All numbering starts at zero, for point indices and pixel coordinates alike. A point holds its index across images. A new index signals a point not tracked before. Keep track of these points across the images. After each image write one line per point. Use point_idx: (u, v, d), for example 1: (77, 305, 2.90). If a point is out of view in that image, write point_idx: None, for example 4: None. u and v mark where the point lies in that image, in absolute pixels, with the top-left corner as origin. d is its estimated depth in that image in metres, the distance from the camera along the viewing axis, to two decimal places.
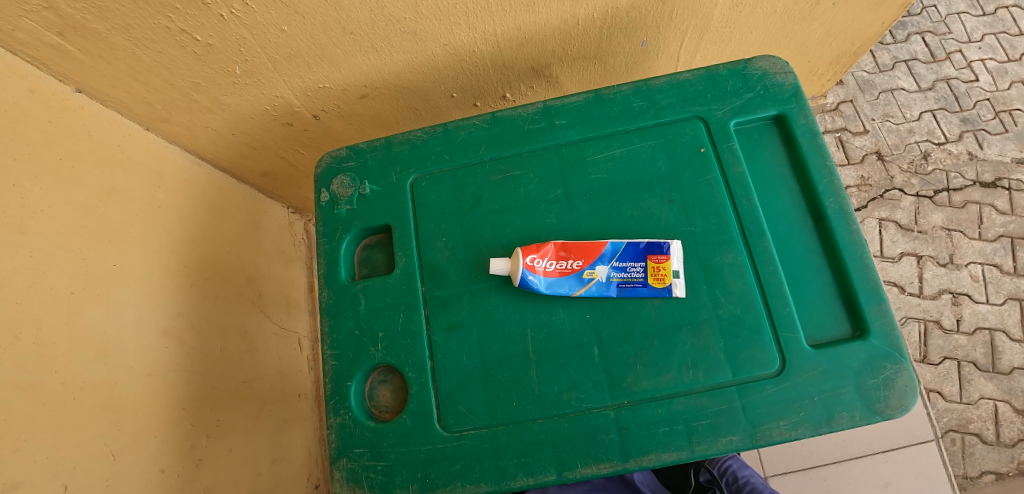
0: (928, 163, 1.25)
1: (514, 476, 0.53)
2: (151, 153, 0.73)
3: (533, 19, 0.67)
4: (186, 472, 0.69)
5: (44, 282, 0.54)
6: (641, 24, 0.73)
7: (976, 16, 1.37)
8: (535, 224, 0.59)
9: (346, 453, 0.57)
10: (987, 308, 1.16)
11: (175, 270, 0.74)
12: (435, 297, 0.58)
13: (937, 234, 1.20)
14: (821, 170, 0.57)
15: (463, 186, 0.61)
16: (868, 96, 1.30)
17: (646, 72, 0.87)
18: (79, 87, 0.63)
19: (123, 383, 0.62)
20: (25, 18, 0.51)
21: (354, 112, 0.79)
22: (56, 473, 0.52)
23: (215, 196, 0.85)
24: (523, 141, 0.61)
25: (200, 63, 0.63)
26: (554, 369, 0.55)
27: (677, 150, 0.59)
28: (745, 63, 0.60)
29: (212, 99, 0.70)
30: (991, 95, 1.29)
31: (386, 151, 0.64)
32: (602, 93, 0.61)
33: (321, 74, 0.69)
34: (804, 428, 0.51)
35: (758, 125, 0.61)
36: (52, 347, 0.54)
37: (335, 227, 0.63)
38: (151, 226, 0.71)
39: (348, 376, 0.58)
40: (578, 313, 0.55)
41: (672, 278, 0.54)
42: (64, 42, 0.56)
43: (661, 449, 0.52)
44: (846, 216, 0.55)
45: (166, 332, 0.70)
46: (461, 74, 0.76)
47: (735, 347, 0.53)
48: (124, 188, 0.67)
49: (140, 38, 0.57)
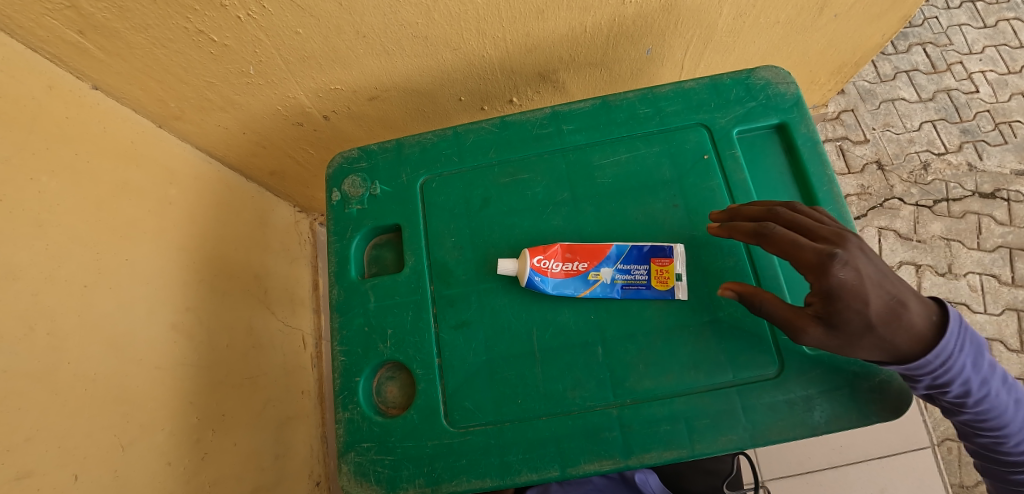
0: (927, 173, 1.26)
1: (518, 471, 0.54)
2: (164, 150, 0.75)
3: (542, 26, 0.69)
4: (191, 466, 0.70)
5: (59, 274, 0.55)
6: (647, 32, 0.75)
7: (977, 29, 1.39)
8: (543, 226, 0.60)
9: (354, 446, 0.58)
10: (985, 318, 1.18)
11: (184, 265, 0.75)
12: (444, 296, 0.60)
13: (935, 243, 1.22)
14: (821, 179, 0.58)
15: (471, 188, 0.63)
16: (869, 105, 1.32)
17: (651, 80, 0.88)
18: (96, 85, 0.65)
19: (134, 376, 0.63)
20: (47, 16, 0.53)
21: (364, 113, 0.81)
22: (67, 462, 0.53)
23: (224, 193, 0.86)
24: (531, 145, 0.63)
25: (215, 63, 0.64)
26: (559, 367, 0.56)
27: (682, 157, 0.60)
28: (748, 73, 0.62)
29: (225, 99, 0.71)
30: (991, 106, 1.31)
31: (397, 152, 0.65)
32: (609, 99, 0.62)
33: (332, 76, 0.70)
34: (802, 428, 0.52)
35: (760, 133, 0.62)
36: (66, 338, 0.55)
37: (346, 226, 0.64)
38: (163, 222, 0.72)
39: (358, 371, 0.60)
40: (583, 313, 0.56)
41: (675, 281, 0.55)
42: (84, 40, 0.58)
43: (662, 447, 0.53)
44: (845, 224, 0.56)
45: (175, 327, 0.71)
46: (470, 78, 0.77)
47: (736, 349, 0.54)
48: (138, 184, 0.69)
49: (158, 37, 0.59)
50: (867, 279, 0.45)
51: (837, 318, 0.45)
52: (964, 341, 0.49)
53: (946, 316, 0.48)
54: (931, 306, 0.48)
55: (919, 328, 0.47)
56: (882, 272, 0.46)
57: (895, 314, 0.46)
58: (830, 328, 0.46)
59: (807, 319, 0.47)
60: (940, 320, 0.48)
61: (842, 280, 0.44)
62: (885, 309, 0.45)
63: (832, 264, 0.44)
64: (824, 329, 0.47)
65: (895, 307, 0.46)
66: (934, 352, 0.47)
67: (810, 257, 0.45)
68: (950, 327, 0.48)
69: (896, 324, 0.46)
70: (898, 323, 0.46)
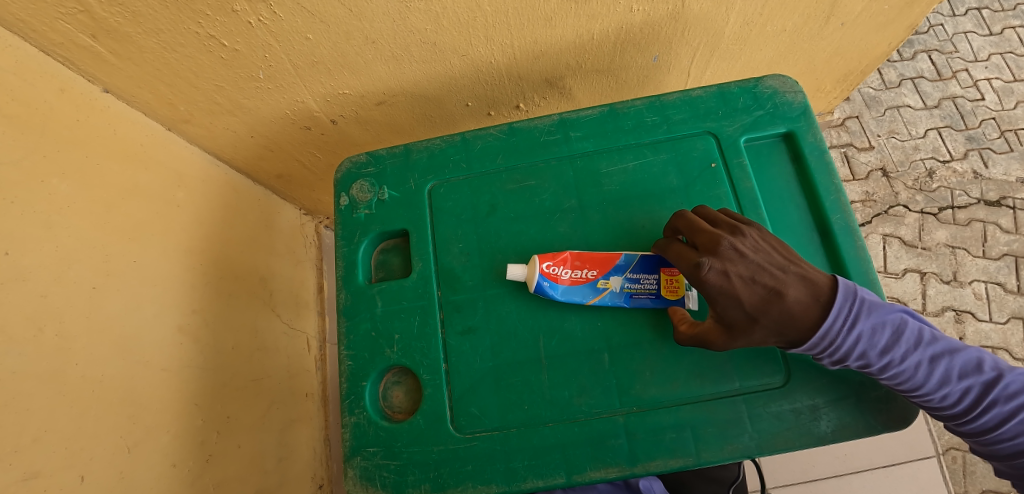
0: (933, 180, 1.26)
1: (524, 478, 0.54)
2: (173, 153, 0.75)
3: (550, 33, 0.69)
4: (196, 467, 0.70)
5: (68, 276, 0.56)
6: (654, 40, 0.75)
7: (982, 36, 1.38)
8: (550, 232, 0.60)
9: (360, 451, 0.58)
10: (990, 326, 1.17)
11: (191, 268, 0.75)
12: (450, 301, 0.60)
13: (940, 251, 1.21)
14: (828, 188, 0.58)
15: (479, 194, 0.63)
16: (874, 112, 1.32)
17: (658, 87, 0.88)
18: (107, 88, 0.65)
19: (140, 378, 0.63)
20: (60, 20, 0.54)
21: (372, 118, 0.81)
22: (73, 463, 0.53)
23: (231, 196, 0.87)
24: (539, 152, 0.63)
25: (225, 67, 0.65)
26: (565, 374, 0.56)
27: (689, 165, 0.60)
28: (756, 81, 0.62)
29: (234, 103, 0.72)
30: (996, 114, 1.31)
31: (404, 158, 0.65)
32: (616, 107, 0.63)
33: (341, 81, 0.71)
34: (808, 438, 0.52)
35: (767, 142, 0.62)
36: (74, 340, 0.55)
37: (353, 231, 0.65)
38: (170, 224, 0.73)
39: (364, 376, 0.60)
40: (589, 320, 0.57)
41: (684, 291, 0.55)
42: (96, 44, 0.58)
43: (668, 455, 0.53)
44: (852, 233, 0.57)
45: (181, 329, 0.72)
46: (477, 83, 0.78)
47: (742, 358, 0.54)
48: (147, 186, 0.69)
49: (170, 42, 0.59)
50: (738, 277, 0.49)
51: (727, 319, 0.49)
52: (862, 316, 0.49)
53: (834, 296, 0.49)
54: (818, 288, 0.50)
55: (803, 315, 0.49)
56: (757, 266, 0.49)
57: (773, 302, 0.48)
58: (729, 331, 0.50)
59: (709, 329, 0.50)
60: (826, 302, 0.49)
61: (714, 282, 0.49)
62: (761, 299, 0.48)
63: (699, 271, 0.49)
64: (725, 332, 0.50)
65: (775, 300, 0.48)
66: (818, 334, 0.48)
67: (685, 265, 0.50)
68: (835, 305, 0.49)
69: (776, 313, 0.48)
70: (778, 311, 0.48)
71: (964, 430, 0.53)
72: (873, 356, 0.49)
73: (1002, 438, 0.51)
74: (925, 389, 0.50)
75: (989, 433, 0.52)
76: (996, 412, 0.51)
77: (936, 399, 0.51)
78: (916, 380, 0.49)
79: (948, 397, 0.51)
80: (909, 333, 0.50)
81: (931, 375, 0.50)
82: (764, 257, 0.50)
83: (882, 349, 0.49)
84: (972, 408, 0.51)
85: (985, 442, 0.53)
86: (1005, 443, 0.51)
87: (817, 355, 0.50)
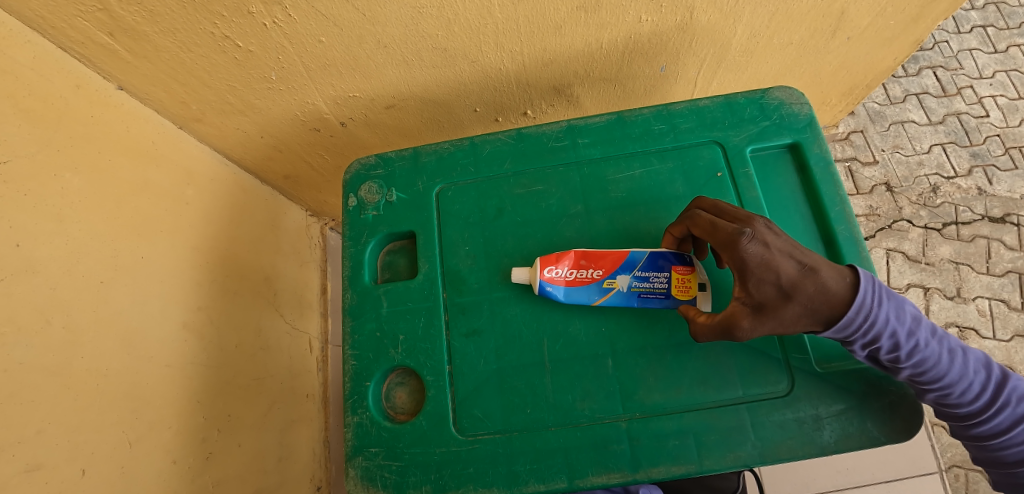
0: (937, 196, 1.26)
1: (526, 481, 0.54)
2: (183, 151, 0.76)
3: (559, 41, 0.70)
4: (196, 464, 0.70)
5: (77, 269, 0.56)
6: (661, 50, 0.76)
7: (987, 53, 1.39)
8: (556, 237, 0.61)
9: (362, 451, 0.59)
10: (993, 343, 1.16)
11: (198, 265, 0.76)
12: (456, 303, 0.60)
13: (944, 266, 1.21)
14: (833, 199, 0.59)
15: (486, 197, 0.64)
16: (878, 127, 1.33)
17: (664, 97, 0.89)
18: (121, 85, 0.66)
19: (144, 373, 0.64)
20: (79, 18, 0.55)
21: (380, 121, 0.82)
22: (76, 456, 0.54)
23: (239, 195, 0.88)
24: (547, 157, 0.64)
25: (238, 68, 0.66)
26: (570, 379, 0.56)
27: (695, 174, 0.61)
28: (763, 92, 0.63)
29: (245, 103, 0.73)
30: (1001, 131, 1.31)
31: (413, 161, 0.66)
32: (624, 115, 0.63)
33: (352, 84, 0.72)
34: (811, 447, 0.52)
35: (774, 152, 0.62)
36: (80, 333, 0.56)
37: (361, 231, 0.65)
38: (179, 221, 0.73)
39: (368, 375, 0.60)
40: (594, 325, 0.57)
41: (697, 290, 0.55)
42: (113, 42, 0.59)
43: (670, 462, 0.53)
44: (857, 244, 0.57)
45: (186, 325, 0.72)
46: (486, 89, 0.78)
47: (746, 366, 0.54)
48: (157, 183, 0.70)
49: (185, 41, 0.60)
50: (775, 251, 0.47)
51: (760, 296, 0.47)
52: (892, 302, 0.50)
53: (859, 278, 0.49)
54: (844, 270, 0.49)
55: (834, 294, 0.48)
56: (791, 243, 0.48)
57: (807, 280, 0.47)
58: (759, 310, 0.47)
59: (737, 310, 0.48)
60: (853, 283, 0.49)
61: (754, 253, 0.46)
62: (796, 275, 0.47)
63: (740, 239, 0.46)
64: (755, 313, 0.48)
65: (808, 276, 0.47)
66: (852, 311, 0.48)
67: (721, 237, 0.48)
68: (866, 286, 0.49)
69: (810, 290, 0.47)
70: (811, 289, 0.47)
71: (972, 433, 0.55)
72: (904, 340, 0.50)
73: (1009, 440, 0.53)
74: (945, 380, 0.51)
75: (999, 434, 0.53)
76: (1006, 411, 0.52)
77: (955, 393, 0.51)
78: (939, 370, 0.50)
79: (964, 393, 0.52)
80: (928, 324, 0.52)
81: (950, 367, 0.51)
82: (794, 237, 0.49)
83: (910, 334, 0.50)
84: (985, 407, 0.53)
85: (990, 446, 0.54)
86: (1012, 443, 0.53)
87: (849, 336, 0.49)
